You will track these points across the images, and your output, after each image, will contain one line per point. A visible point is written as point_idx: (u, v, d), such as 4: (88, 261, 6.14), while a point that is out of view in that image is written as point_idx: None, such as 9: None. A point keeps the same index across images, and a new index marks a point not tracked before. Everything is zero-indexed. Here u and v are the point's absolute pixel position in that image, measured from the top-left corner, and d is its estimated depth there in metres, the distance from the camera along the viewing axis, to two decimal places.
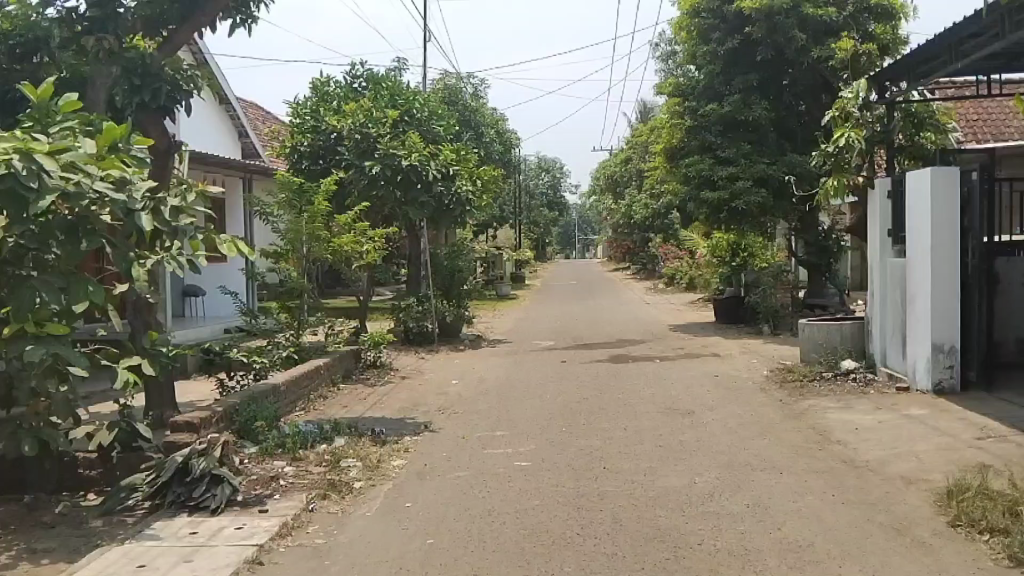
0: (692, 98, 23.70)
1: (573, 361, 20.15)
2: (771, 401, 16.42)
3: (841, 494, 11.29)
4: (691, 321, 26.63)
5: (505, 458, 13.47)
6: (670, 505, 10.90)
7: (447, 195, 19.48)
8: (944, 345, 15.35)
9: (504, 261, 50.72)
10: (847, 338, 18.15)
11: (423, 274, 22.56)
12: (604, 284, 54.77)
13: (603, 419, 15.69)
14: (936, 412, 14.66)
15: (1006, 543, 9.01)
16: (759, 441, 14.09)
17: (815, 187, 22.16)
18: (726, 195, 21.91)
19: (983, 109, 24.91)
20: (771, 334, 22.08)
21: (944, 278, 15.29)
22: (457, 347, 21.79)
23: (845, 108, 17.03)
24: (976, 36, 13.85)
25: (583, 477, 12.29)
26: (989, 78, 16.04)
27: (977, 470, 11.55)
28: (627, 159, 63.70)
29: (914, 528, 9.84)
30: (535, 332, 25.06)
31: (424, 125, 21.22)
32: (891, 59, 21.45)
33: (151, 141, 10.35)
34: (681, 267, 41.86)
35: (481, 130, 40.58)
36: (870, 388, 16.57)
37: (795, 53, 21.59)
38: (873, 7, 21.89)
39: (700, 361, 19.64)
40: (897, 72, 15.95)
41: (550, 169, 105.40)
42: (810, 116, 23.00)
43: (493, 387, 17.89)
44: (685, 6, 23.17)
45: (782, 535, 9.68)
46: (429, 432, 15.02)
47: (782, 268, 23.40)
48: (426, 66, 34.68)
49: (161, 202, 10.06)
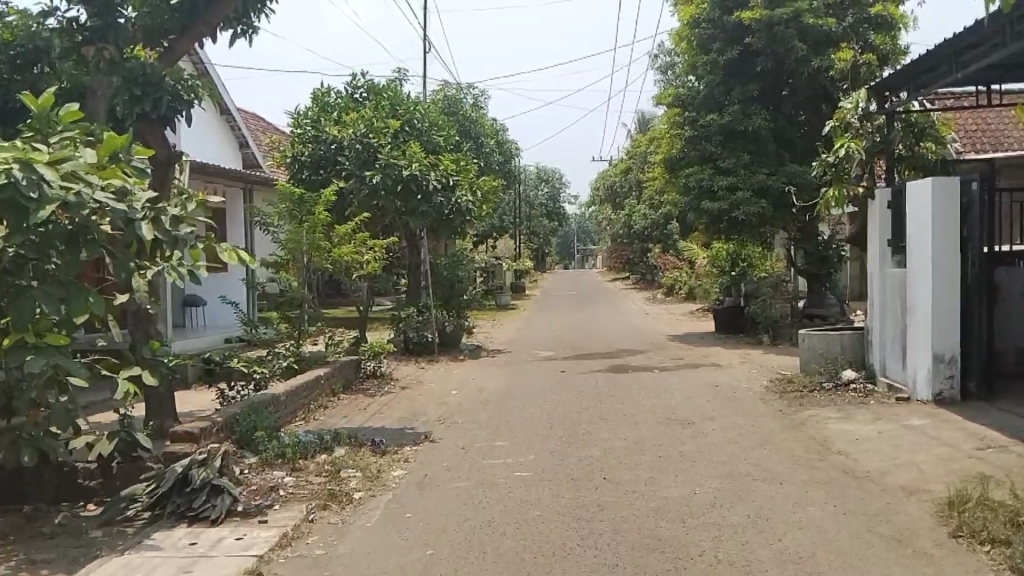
0: (692, 108, 23.76)
1: (573, 370, 20.16)
2: (771, 411, 16.42)
3: (842, 504, 11.29)
4: (691, 331, 26.66)
5: (505, 468, 13.47)
6: (670, 515, 10.90)
7: (447, 205, 19.38)
8: (944, 355, 15.37)
9: (504, 271, 50.84)
10: (847, 348, 18.15)
11: (423, 284, 22.54)
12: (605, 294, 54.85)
13: (603, 429, 15.70)
14: (936, 423, 14.67)
15: (1007, 553, 8.98)
16: (759, 451, 14.09)
17: (815, 197, 22.06)
18: (726, 205, 21.94)
19: (982, 119, 24.98)
20: (771, 344, 22.09)
21: (945, 288, 15.32)
22: (457, 356, 21.81)
23: (844, 118, 17.03)
24: (976, 46, 13.89)
25: (583, 488, 12.29)
26: (989, 88, 16.03)
27: (977, 480, 11.54)
28: (628, 169, 63.98)
29: (916, 539, 9.82)
30: (534, 342, 25.09)
31: (424, 135, 21.25)
32: (890, 70, 21.57)
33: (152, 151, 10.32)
34: (682, 276, 41.92)
35: (481, 139, 40.71)
36: (869, 398, 16.58)
37: (794, 63, 21.68)
38: (873, 18, 21.93)
39: (701, 371, 19.64)
40: (897, 82, 15.97)
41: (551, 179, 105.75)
42: (810, 126, 22.94)
43: (494, 397, 17.90)
44: (686, 16, 23.34)
45: (782, 545, 9.68)
46: (429, 442, 15.03)
47: (781, 278, 23.48)
48: (426, 76, 34.84)
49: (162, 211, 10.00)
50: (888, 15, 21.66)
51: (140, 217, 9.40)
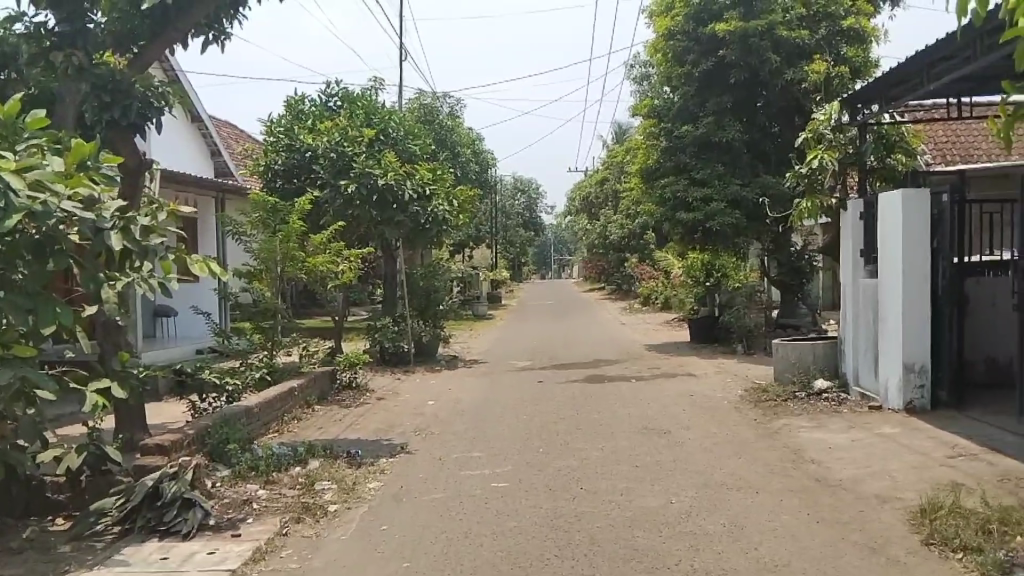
0: (667, 120, 24.03)
1: (549, 380, 20.16)
2: (745, 420, 16.53)
3: (816, 512, 11.35)
4: (665, 341, 26.84)
5: (481, 479, 13.40)
6: (647, 525, 10.88)
7: (423, 215, 19.21)
8: (914, 364, 15.57)
9: (482, 282, 51.04)
10: (819, 358, 18.32)
11: (399, 294, 22.39)
12: (582, 305, 55.03)
13: (580, 439, 15.69)
14: (907, 431, 14.87)
15: (978, 561, 9.10)
16: (734, 460, 14.16)
17: (789, 209, 22.16)
18: (700, 215, 22.12)
19: (954, 132, 25.38)
20: (744, 354, 22.25)
21: (915, 298, 15.51)
22: (433, 367, 21.72)
23: (817, 129, 17.51)
24: (948, 60, 14.09)
25: (560, 498, 12.25)
26: (960, 101, 16.24)
27: (949, 489, 11.68)
28: (604, 181, 64.31)
29: (889, 547, 9.89)
30: (510, 352, 25.06)
31: (400, 144, 21.13)
32: (863, 82, 21.88)
33: (120, 159, 10.00)
34: (659, 287, 42.15)
35: (457, 149, 40.72)
36: (842, 406, 16.76)
37: (768, 75, 21.96)
38: (845, 31, 22.23)
39: (676, 381, 19.73)
40: (869, 94, 16.20)
41: (530, 193, 106.59)
42: (783, 138, 23.10)
43: (471, 407, 17.85)
44: (660, 28, 23.48)
45: (757, 553, 9.72)
46: (406, 453, 14.94)
47: (754, 289, 23.77)
48: (400, 86, 34.78)
49: (132, 221, 9.78)
50: (860, 28, 22.01)
51: (108, 226, 9.27)
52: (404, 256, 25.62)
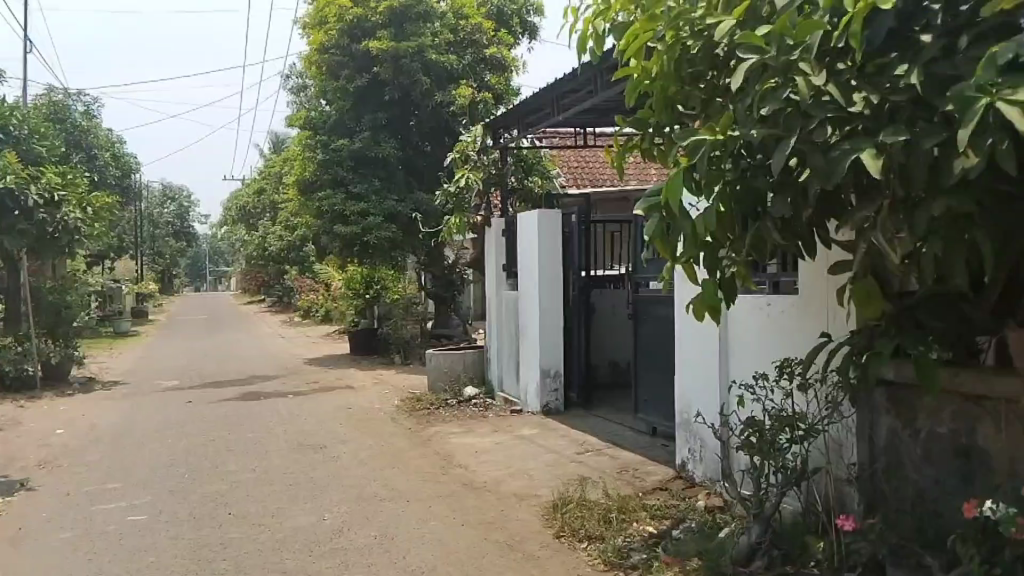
0: (323, 132, 23.88)
1: (200, 400, 19.33)
2: (398, 431, 16.74)
3: (458, 515, 10.94)
4: (322, 355, 27.08)
5: (117, 511, 11.86)
6: (295, 545, 9.93)
7: (50, 223, 18.24)
8: (550, 369, 16.81)
9: (122, 297, 48.89)
10: (468, 367, 19.28)
11: (22, 312, 20.67)
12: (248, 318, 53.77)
13: (228, 461, 14.91)
14: (543, 432, 15.83)
15: (600, 549, 8.95)
16: (383, 470, 14.04)
17: (438, 226, 23.49)
18: (358, 230, 22.46)
19: (583, 157, 28.28)
20: (400, 364, 23.19)
21: (550, 308, 16.76)
22: (66, 391, 20.04)
23: (464, 150, 18.25)
24: (574, 92, 15.18)
25: (202, 525, 10.92)
26: (586, 130, 17.81)
27: (576, 481, 11.97)
28: (258, 190, 62.84)
29: (525, 543, 9.58)
30: (157, 372, 23.64)
31: (23, 145, 19.73)
32: (505, 107, 23.42)
33: None
34: (318, 299, 42.01)
35: (94, 152, 38.07)
36: (488, 412, 17.62)
37: (419, 96, 22.83)
38: (487, 59, 23.71)
39: (334, 395, 19.80)
40: (508, 120, 17.27)
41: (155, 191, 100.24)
42: (434, 157, 24.21)
43: (108, 435, 16.52)
44: (312, 42, 23.25)
45: (405, 562, 9.11)
46: (27, 488, 13.39)
47: (409, 301, 25.23)
48: (28, 79, 31.38)
49: None
50: (501, 57, 23.52)
51: None
52: (29, 268, 23.26)
